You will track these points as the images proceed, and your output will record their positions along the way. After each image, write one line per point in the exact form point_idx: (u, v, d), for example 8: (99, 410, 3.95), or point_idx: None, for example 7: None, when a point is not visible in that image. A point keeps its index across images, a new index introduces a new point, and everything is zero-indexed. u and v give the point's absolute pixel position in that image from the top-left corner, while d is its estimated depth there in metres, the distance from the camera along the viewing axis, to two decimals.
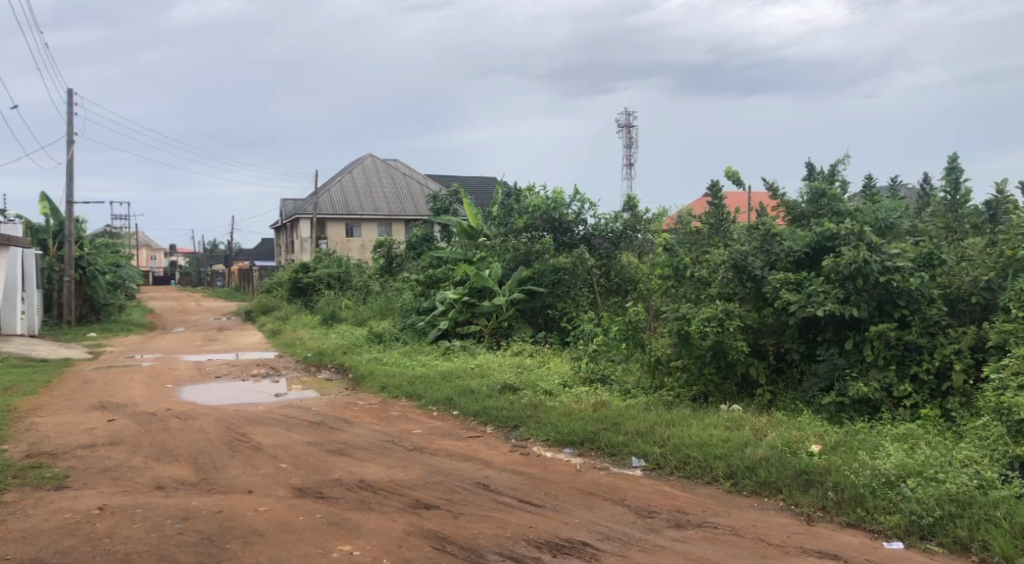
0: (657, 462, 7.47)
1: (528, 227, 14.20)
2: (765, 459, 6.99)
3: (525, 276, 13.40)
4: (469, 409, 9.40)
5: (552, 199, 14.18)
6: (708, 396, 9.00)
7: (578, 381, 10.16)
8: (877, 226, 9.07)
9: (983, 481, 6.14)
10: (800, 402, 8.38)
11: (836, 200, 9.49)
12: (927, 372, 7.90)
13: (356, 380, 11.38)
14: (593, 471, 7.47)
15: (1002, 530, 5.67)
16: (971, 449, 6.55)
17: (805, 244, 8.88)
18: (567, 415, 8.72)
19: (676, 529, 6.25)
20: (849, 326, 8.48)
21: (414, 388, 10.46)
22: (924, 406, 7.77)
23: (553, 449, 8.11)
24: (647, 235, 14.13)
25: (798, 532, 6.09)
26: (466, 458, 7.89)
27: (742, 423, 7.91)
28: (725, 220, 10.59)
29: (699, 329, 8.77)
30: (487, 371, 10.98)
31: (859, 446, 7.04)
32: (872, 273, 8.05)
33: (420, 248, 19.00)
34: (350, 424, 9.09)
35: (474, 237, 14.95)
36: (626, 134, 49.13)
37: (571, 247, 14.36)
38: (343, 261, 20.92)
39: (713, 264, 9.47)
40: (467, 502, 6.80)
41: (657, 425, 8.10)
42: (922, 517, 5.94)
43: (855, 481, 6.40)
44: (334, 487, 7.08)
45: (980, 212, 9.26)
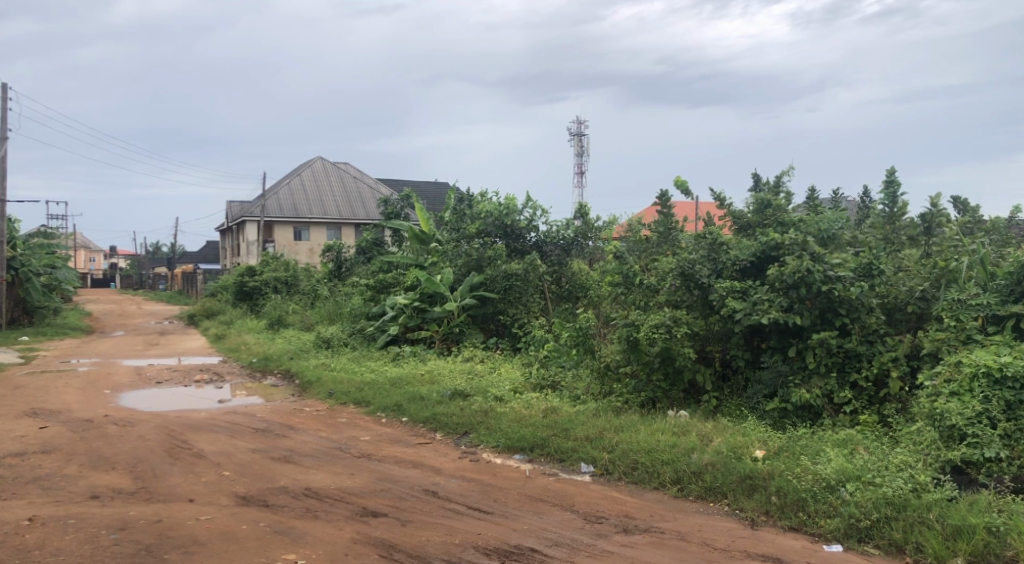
0: (606, 467, 7.50)
1: (480, 233, 14.02)
2: (710, 464, 7.05)
3: (477, 282, 13.40)
4: (418, 416, 9.34)
5: (505, 205, 14.06)
6: (655, 402, 9.06)
7: (529, 387, 10.11)
8: (819, 237, 9.21)
9: (917, 485, 6.27)
10: (744, 408, 8.52)
11: (781, 210, 9.68)
12: (866, 379, 8.09)
13: (302, 387, 11.24)
14: (543, 477, 7.47)
15: (935, 532, 5.81)
16: (907, 454, 6.70)
17: (750, 253, 9.05)
18: (517, 420, 8.72)
19: (623, 535, 6.27)
20: (792, 334, 8.62)
21: (362, 394, 10.36)
22: (863, 412, 7.93)
23: (502, 455, 8.10)
24: (598, 242, 14.06)
25: (743, 536, 6.16)
26: (415, 465, 7.84)
27: (688, 428, 7.99)
28: (674, 228, 10.73)
29: (647, 336, 8.82)
30: (437, 377, 10.89)
31: (801, 451, 7.15)
32: (814, 282, 8.17)
33: (370, 253, 18.87)
34: (297, 431, 8.97)
35: (425, 243, 14.90)
36: (578, 144, 49.52)
37: (523, 254, 14.24)
38: (290, 265, 20.69)
39: (661, 272, 9.53)
40: (416, 509, 6.75)
41: (606, 430, 8.14)
42: (860, 520, 6.06)
43: (797, 486, 6.49)
44: (279, 495, 6.98)
45: (916, 224, 9.51)
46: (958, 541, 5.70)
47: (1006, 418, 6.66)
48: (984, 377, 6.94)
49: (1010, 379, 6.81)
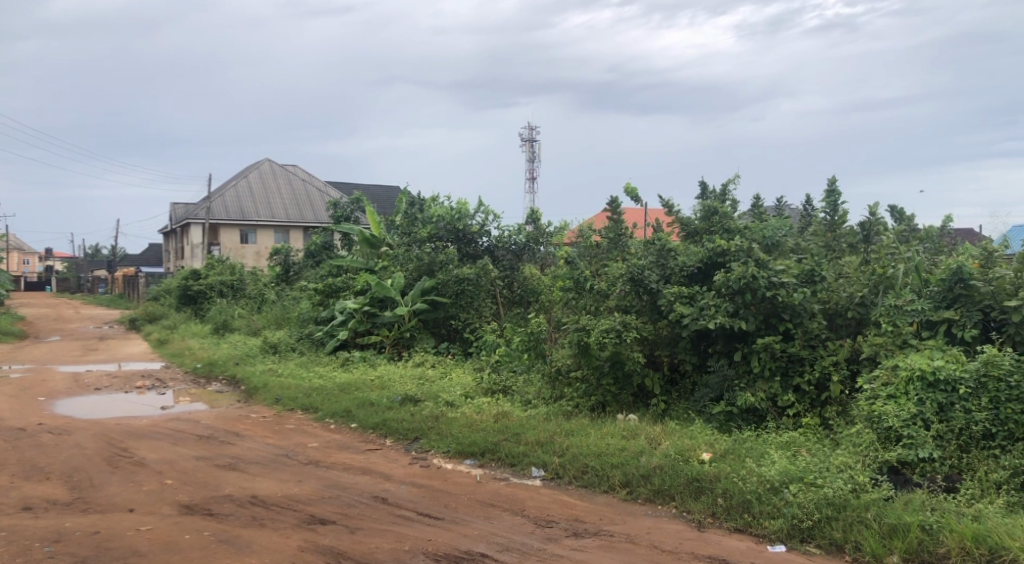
0: (556, 471, 7.51)
1: (431, 237, 14.02)
2: (659, 467, 7.11)
3: (427, 286, 13.31)
4: (368, 421, 9.25)
5: (457, 209, 14.10)
6: (605, 406, 9.08)
7: (480, 392, 10.06)
8: (764, 244, 9.33)
9: (856, 485, 6.39)
10: (692, 411, 8.62)
11: (727, 218, 9.81)
12: (808, 382, 8.23)
13: (248, 393, 11.06)
14: (493, 482, 7.45)
15: (873, 530, 5.93)
16: (847, 455, 6.83)
17: (698, 259, 9.17)
18: (468, 426, 8.68)
19: (573, 539, 6.28)
20: (738, 339, 8.74)
21: (311, 400, 10.23)
22: (805, 415, 8.08)
23: (453, 461, 8.06)
24: (549, 247, 14.05)
25: (690, 539, 6.22)
26: (364, 472, 7.76)
27: (637, 432, 8.05)
28: (623, 235, 10.71)
29: (598, 340, 8.85)
30: (387, 382, 10.79)
31: (746, 453, 7.25)
32: (759, 288, 8.28)
33: (319, 256, 18.67)
34: (242, 438, 8.82)
35: (376, 246, 14.87)
36: (529, 149, 49.65)
37: (475, 259, 14.25)
38: (236, 268, 20.36)
39: (610, 277, 9.56)
40: (365, 516, 6.68)
41: (557, 435, 8.16)
42: (802, 520, 6.16)
43: (742, 488, 6.57)
44: (224, 504, 6.84)
45: (855, 232, 9.73)
46: (893, 540, 5.83)
47: (939, 419, 6.84)
48: (918, 380, 7.09)
49: (943, 382, 6.98)
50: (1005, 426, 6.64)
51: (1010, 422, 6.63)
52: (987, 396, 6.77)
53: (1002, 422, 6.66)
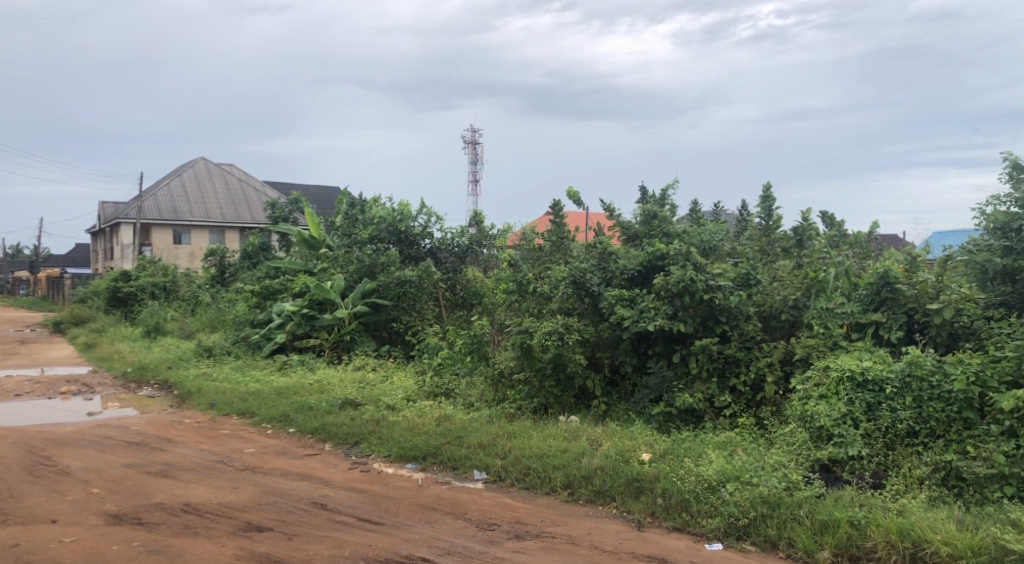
0: (498, 474, 7.45)
1: (372, 238, 13.86)
2: (600, 468, 7.10)
3: (368, 289, 13.13)
4: (306, 426, 9.07)
5: (399, 211, 13.94)
6: (547, 409, 9.06)
7: (422, 395, 9.94)
8: (700, 248, 9.46)
9: (790, 483, 6.47)
10: (632, 412, 8.65)
11: (666, 222, 9.89)
12: (744, 384, 8.35)
13: (181, 398, 10.77)
14: (435, 486, 7.36)
15: (805, 527, 6.00)
16: (781, 454, 6.91)
17: (638, 262, 9.21)
18: (409, 429, 8.57)
19: (515, 541, 6.23)
20: (676, 341, 8.80)
21: (247, 405, 10.00)
22: (741, 415, 8.17)
23: (394, 465, 7.94)
24: (493, 250, 14.06)
25: (631, 538, 6.22)
26: (302, 477, 7.59)
27: (579, 433, 8.04)
28: (565, 238, 10.72)
29: (540, 343, 8.82)
30: (326, 386, 10.61)
31: (684, 453, 7.28)
32: (697, 291, 8.35)
33: (257, 258, 18.34)
34: (174, 444, 8.57)
35: (315, 247, 14.56)
36: (473, 151, 49.54)
37: (417, 261, 14.09)
38: (169, 269, 19.86)
39: (553, 279, 9.51)
40: (303, 523, 6.53)
41: (499, 437, 8.10)
42: (738, 519, 6.21)
43: (680, 487, 6.60)
44: (154, 512, 6.63)
45: (788, 237, 9.87)
46: (824, 535, 5.91)
47: (867, 418, 6.97)
48: (848, 381, 7.22)
49: (871, 382, 7.13)
50: (928, 424, 6.80)
51: (933, 421, 6.79)
52: (911, 395, 6.93)
53: (925, 420, 6.82)
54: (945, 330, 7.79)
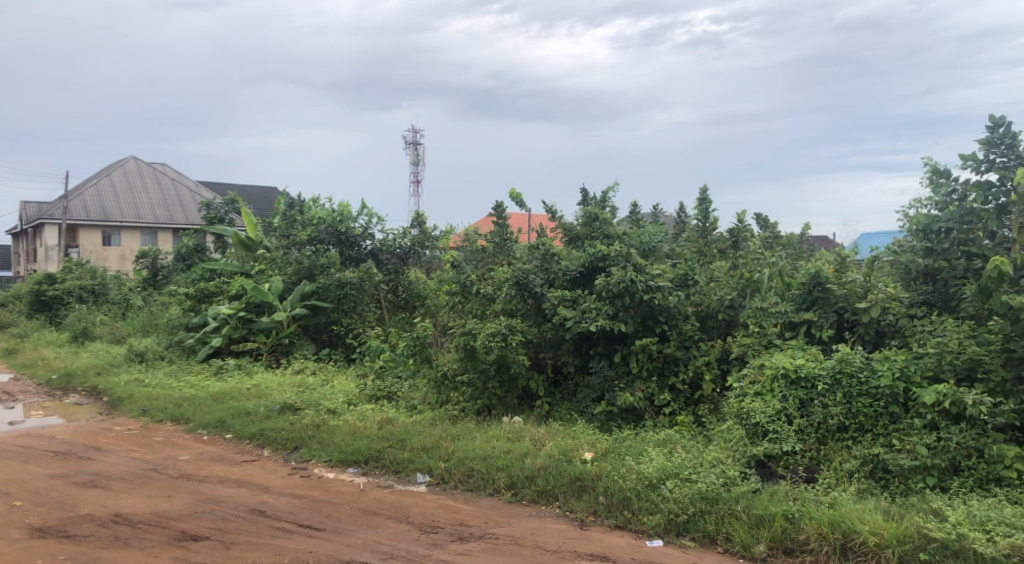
0: (442, 476, 7.47)
1: (311, 240, 13.67)
2: (543, 468, 7.18)
3: (308, 290, 12.95)
4: (244, 432, 8.95)
5: (339, 212, 13.80)
6: (491, 410, 9.12)
7: (364, 399, 9.89)
8: (640, 249, 9.64)
9: (727, 479, 6.63)
10: (574, 412, 8.76)
11: (607, 224, 10.03)
12: (683, 382, 8.55)
13: (111, 404, 10.52)
14: (377, 490, 7.35)
15: (742, 521, 6.17)
16: (718, 450, 7.08)
17: (580, 263, 9.32)
18: (351, 433, 8.53)
19: (458, 543, 6.27)
20: (617, 340, 8.93)
21: (181, 411, 9.82)
22: (680, 413, 8.36)
23: (335, 469, 7.90)
24: (435, 251, 14.00)
25: (573, 537, 6.31)
26: (240, 484, 7.49)
27: (522, 433, 8.11)
28: (509, 239, 10.78)
29: (484, 344, 8.83)
30: (265, 391, 10.48)
31: (626, 452, 7.41)
32: (637, 292, 8.48)
33: (191, 260, 17.98)
34: (104, 453, 8.37)
35: (252, 249, 14.32)
36: (413, 152, 49.43)
37: (358, 262, 13.94)
38: (97, 272, 19.33)
39: (497, 281, 9.56)
40: (241, 530, 6.47)
41: (442, 439, 8.12)
42: (678, 515, 6.35)
43: (622, 485, 6.72)
44: (83, 524, 6.48)
45: (725, 238, 10.08)
46: (760, 529, 6.09)
47: (800, 414, 7.20)
48: (782, 378, 7.43)
49: (804, 379, 7.34)
50: (857, 419, 7.05)
51: (861, 416, 7.05)
52: (841, 391, 7.17)
53: (854, 415, 7.07)
54: (873, 328, 8.06)
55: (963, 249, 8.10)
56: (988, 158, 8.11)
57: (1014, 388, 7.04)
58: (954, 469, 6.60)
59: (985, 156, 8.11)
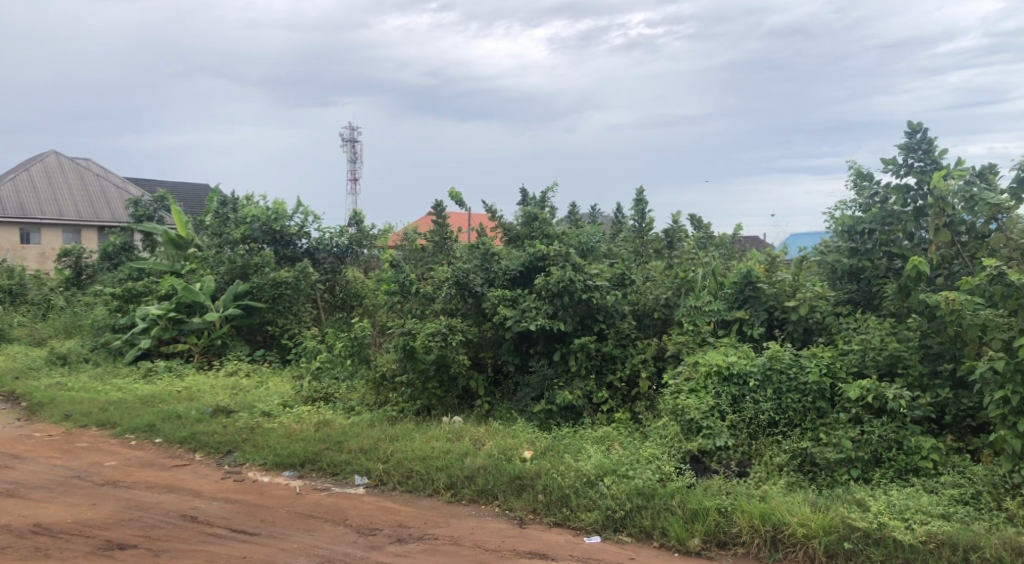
0: (380, 478, 7.46)
1: (244, 238, 13.33)
2: (482, 467, 7.23)
3: (241, 290, 12.74)
4: (173, 435, 8.78)
5: (273, 210, 13.52)
6: (431, 410, 9.14)
7: (300, 400, 9.78)
8: (579, 249, 9.76)
9: (663, 474, 6.79)
10: (514, 411, 8.83)
11: (546, 223, 10.13)
12: (620, 379, 8.70)
13: (31, 409, 10.19)
14: (314, 493, 7.30)
15: (677, 516, 6.32)
16: (654, 447, 7.23)
17: (520, 263, 9.39)
18: (286, 436, 8.45)
19: (396, 545, 6.28)
20: (557, 339, 9.04)
21: (107, 415, 9.57)
22: (617, 410, 8.50)
23: (270, 473, 7.81)
24: (373, 250, 14.01)
25: (513, 536, 6.38)
26: (170, 490, 7.36)
27: (462, 434, 8.14)
28: (448, 239, 10.69)
29: (423, 344, 8.84)
30: (196, 393, 10.29)
31: (564, 449, 7.51)
32: (576, 291, 8.59)
33: (118, 258, 17.51)
34: (23, 461, 8.11)
35: (182, 247, 14.07)
36: (349, 150, 48.98)
37: (294, 261, 13.70)
38: (15, 271, 18.63)
39: (436, 280, 9.53)
40: (171, 537, 6.37)
41: (380, 441, 8.09)
42: (615, 511, 6.47)
43: (560, 482, 6.82)
44: (1, 535, 6.31)
45: (661, 238, 10.37)
46: (695, 523, 6.24)
47: (733, 410, 7.40)
48: (715, 374, 7.65)
49: (736, 375, 7.57)
50: (786, 414, 7.28)
51: (791, 411, 7.28)
52: (772, 387, 7.40)
53: (784, 410, 7.30)
54: (801, 326, 8.34)
55: (884, 250, 8.42)
56: (906, 163, 8.45)
57: (930, 382, 7.37)
58: (876, 461, 6.86)
59: (904, 160, 8.45)
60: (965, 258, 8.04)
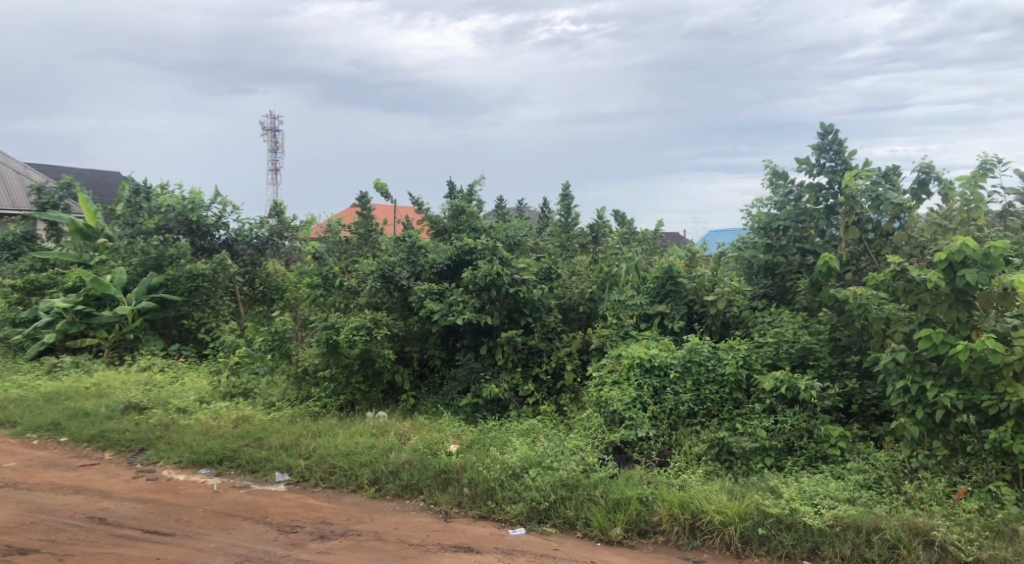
0: (302, 474, 7.36)
1: (159, 228, 12.93)
2: (407, 462, 7.21)
3: (155, 283, 12.32)
4: (80, 434, 8.48)
5: (189, 199, 13.05)
6: (354, 405, 9.08)
7: (217, 396, 9.56)
8: (506, 242, 9.73)
9: (587, 465, 6.89)
10: (440, 405, 8.84)
11: (474, 217, 10.11)
12: (546, 372, 8.80)
13: None
14: (232, 491, 7.16)
15: (601, 506, 6.43)
16: (579, 438, 7.33)
17: (447, 256, 9.37)
18: (204, 433, 8.25)
19: (318, 542, 6.22)
20: (484, 333, 9.08)
21: (8, 414, 9.17)
22: (543, 402, 8.58)
23: (186, 471, 7.63)
24: (295, 242, 13.58)
25: (437, 530, 6.39)
26: (77, 491, 7.11)
27: (387, 428, 8.10)
28: (373, 231, 10.66)
29: (347, 338, 8.76)
30: (105, 389, 9.95)
31: (490, 443, 7.55)
32: (503, 285, 8.62)
33: (19, 248, 16.74)
34: None
35: (91, 237, 13.52)
36: (270, 142, 47.87)
37: (211, 253, 13.37)
38: None
39: (360, 274, 9.45)
40: (78, 540, 6.17)
41: (302, 437, 7.99)
42: (540, 503, 6.55)
43: (486, 476, 6.85)
44: None
45: (586, 234, 10.51)
46: (617, 513, 6.36)
47: (654, 401, 7.58)
48: (638, 366, 7.80)
49: (657, 367, 7.74)
50: (705, 405, 7.49)
51: (709, 401, 7.49)
52: (691, 379, 7.60)
53: (702, 401, 7.51)
54: (719, 320, 8.58)
55: (797, 246, 8.72)
56: (818, 163, 8.77)
57: (839, 373, 7.70)
58: (789, 449, 7.13)
59: (816, 160, 8.76)
60: (870, 255, 8.39)
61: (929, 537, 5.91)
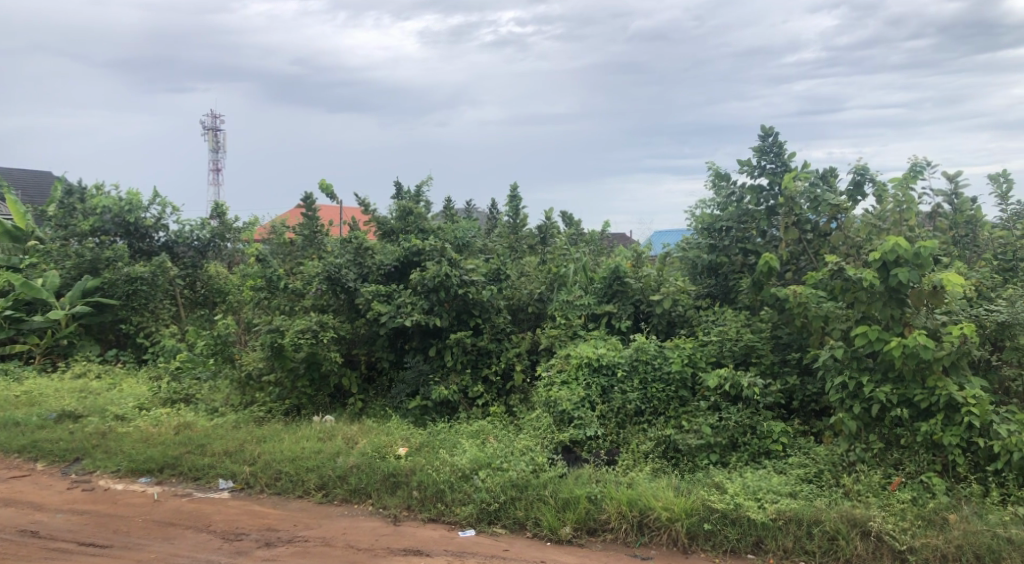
0: (246, 481, 7.23)
1: (94, 230, 12.58)
2: (355, 466, 7.14)
3: (90, 286, 12.02)
4: (11, 444, 8.19)
5: (127, 201, 12.70)
6: (301, 409, 8.97)
7: (158, 403, 9.33)
8: (454, 244, 9.69)
9: (536, 465, 6.91)
10: (388, 408, 8.79)
11: (421, 218, 10.05)
12: (495, 373, 8.80)
13: None
14: (174, 499, 7.00)
15: (550, 505, 6.46)
16: (529, 439, 7.34)
17: (394, 258, 9.30)
18: (143, 440, 8.05)
19: (264, 549, 6.12)
20: (432, 334, 9.04)
21: None
22: (492, 403, 8.59)
23: (125, 480, 7.43)
24: (238, 243, 13.45)
25: (386, 534, 6.34)
26: (8, 504, 6.87)
27: (334, 433, 8.01)
28: (318, 232, 10.48)
29: (293, 341, 8.64)
30: (38, 397, 9.64)
31: (439, 445, 7.51)
32: (452, 286, 8.60)
33: None
34: None
35: (21, 240, 13.12)
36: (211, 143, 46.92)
37: (149, 255, 13.02)
38: None
39: (305, 276, 9.29)
40: (10, 556, 5.97)
41: (247, 442, 7.85)
42: (489, 504, 6.55)
43: (435, 478, 6.82)
44: None
45: (535, 234, 10.57)
46: (566, 512, 6.40)
47: (602, 401, 7.65)
48: (586, 366, 7.86)
49: (605, 366, 7.81)
50: (652, 403, 7.58)
51: (656, 400, 7.58)
52: (638, 378, 7.69)
53: (649, 400, 7.60)
54: (665, 319, 8.70)
55: (739, 246, 8.86)
56: (759, 165, 8.93)
57: (780, 370, 7.85)
58: (734, 445, 7.25)
59: (757, 162, 8.92)
60: (809, 254, 8.56)
61: (865, 527, 6.07)
